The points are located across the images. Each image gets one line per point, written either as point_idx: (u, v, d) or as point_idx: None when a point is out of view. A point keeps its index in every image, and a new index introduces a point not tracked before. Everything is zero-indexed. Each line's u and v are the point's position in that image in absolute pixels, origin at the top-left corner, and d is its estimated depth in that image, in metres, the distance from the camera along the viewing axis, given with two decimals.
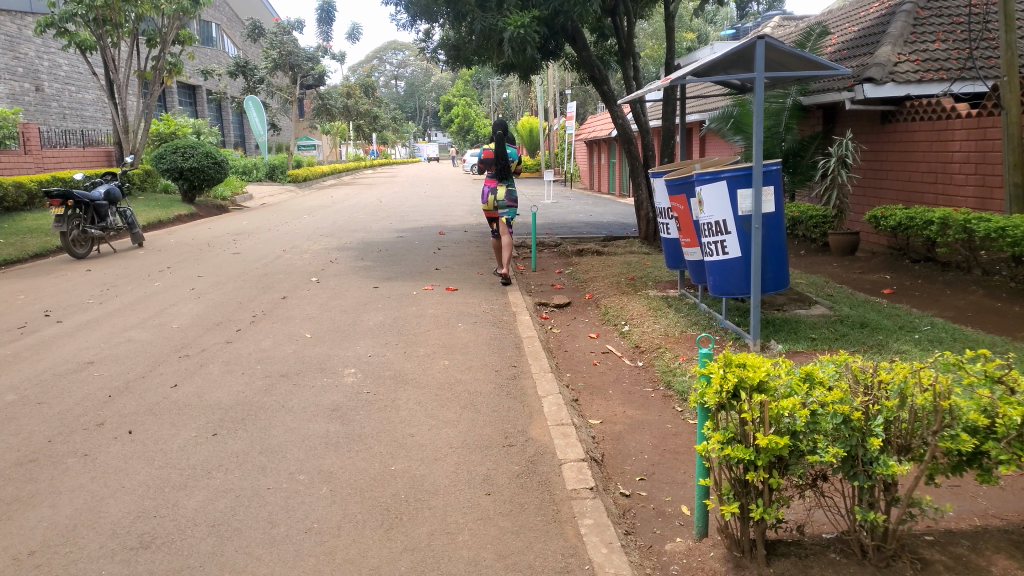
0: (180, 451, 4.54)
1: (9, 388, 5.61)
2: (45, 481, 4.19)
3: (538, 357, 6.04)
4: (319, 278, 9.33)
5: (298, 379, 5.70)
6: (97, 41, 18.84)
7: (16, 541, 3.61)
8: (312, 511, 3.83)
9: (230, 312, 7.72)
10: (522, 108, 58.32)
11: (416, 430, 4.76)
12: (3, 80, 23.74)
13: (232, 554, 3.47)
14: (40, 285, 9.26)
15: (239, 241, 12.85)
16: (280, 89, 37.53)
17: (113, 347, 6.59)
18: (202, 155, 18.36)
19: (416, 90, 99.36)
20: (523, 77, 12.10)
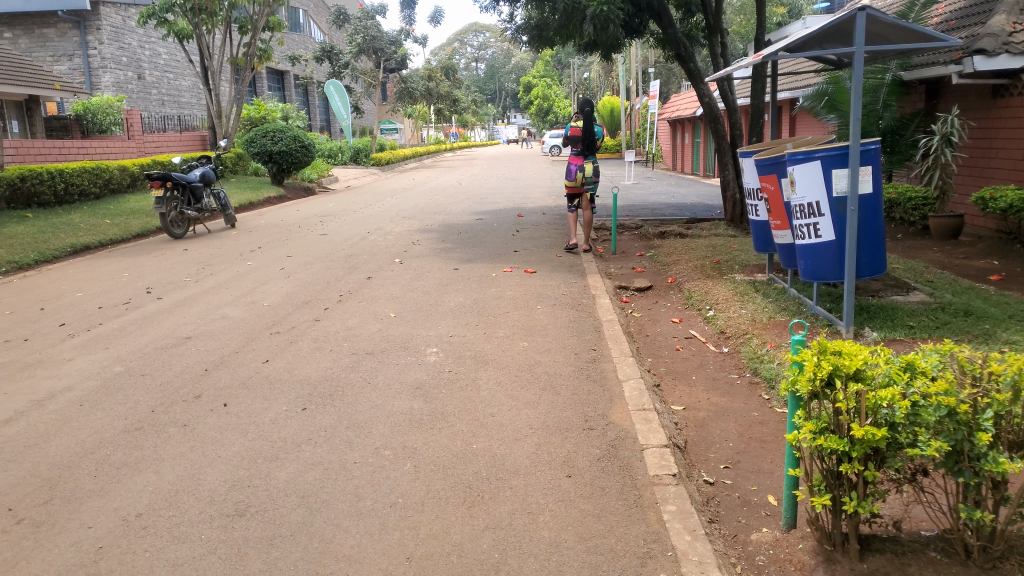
0: (272, 423, 4.72)
1: (116, 360, 5.94)
2: (149, 448, 4.42)
3: (618, 341, 5.97)
4: (402, 259, 9.48)
5: (383, 357, 5.83)
6: (193, 30, 19.54)
7: (125, 504, 3.83)
8: (396, 486, 3.92)
9: (318, 292, 7.94)
10: (603, 87, 57.60)
11: (497, 410, 4.79)
12: (108, 69, 25.00)
13: (321, 524, 3.59)
14: (142, 264, 9.74)
15: (326, 223, 13.20)
16: (364, 73, 38.22)
17: (209, 323, 6.88)
18: (291, 139, 18.88)
19: (497, 72, 99.48)
20: (606, 55, 11.91)
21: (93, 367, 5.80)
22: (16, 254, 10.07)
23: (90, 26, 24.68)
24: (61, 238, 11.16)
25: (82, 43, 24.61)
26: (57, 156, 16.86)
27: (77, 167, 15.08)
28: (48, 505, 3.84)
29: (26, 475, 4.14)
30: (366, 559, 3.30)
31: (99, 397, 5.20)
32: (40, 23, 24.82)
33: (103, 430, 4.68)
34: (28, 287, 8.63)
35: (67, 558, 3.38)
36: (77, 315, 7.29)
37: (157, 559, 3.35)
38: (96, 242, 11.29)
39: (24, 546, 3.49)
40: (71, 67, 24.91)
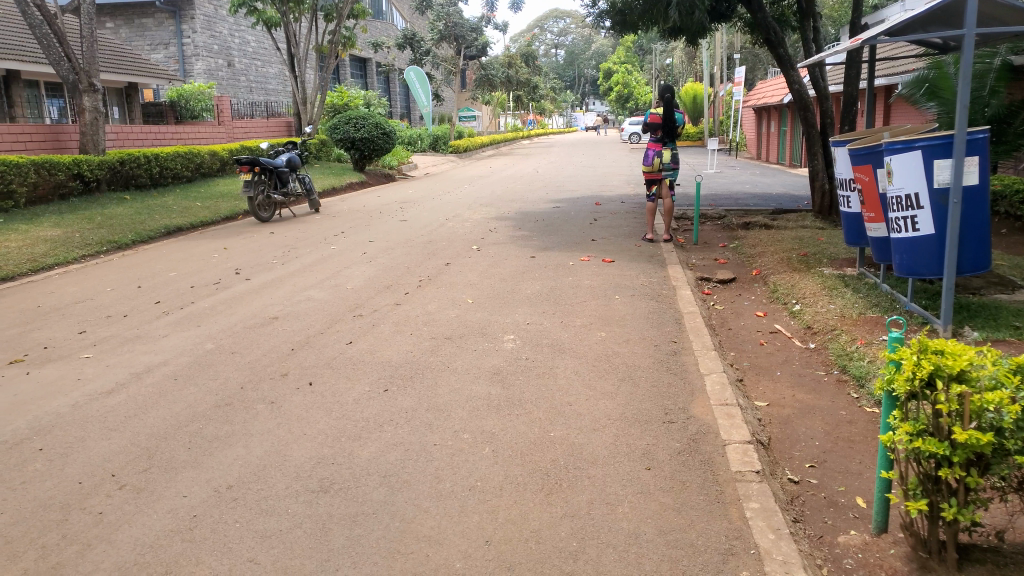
0: (355, 404, 4.83)
1: (208, 338, 6.19)
2: (239, 423, 4.60)
3: (700, 333, 5.86)
4: (480, 246, 9.54)
5: (461, 342, 5.88)
6: (281, 18, 20.07)
7: (216, 475, 3.99)
8: (476, 469, 3.96)
9: (398, 276, 8.07)
10: (685, 74, 56.47)
11: (575, 399, 4.77)
12: (201, 57, 25.97)
13: (402, 504, 3.66)
14: (231, 246, 10.11)
15: (406, 209, 13.41)
16: (444, 60, 38.56)
17: (295, 304, 7.10)
18: (373, 126, 19.23)
19: (576, 58, 98.76)
20: (691, 41, 11.65)
21: (186, 344, 6.05)
22: (115, 234, 10.60)
23: (185, 15, 25.68)
24: (156, 220, 11.69)
25: (177, 32, 25.65)
26: (153, 141, 17.64)
27: (171, 152, 15.76)
28: (147, 473, 4.04)
29: (127, 444, 4.36)
30: (446, 541, 3.35)
31: (193, 373, 5.43)
32: (140, 13, 26.07)
33: (197, 405, 4.89)
34: (127, 265, 9.10)
35: (164, 524, 3.55)
36: (171, 294, 7.62)
37: (246, 530, 3.48)
38: (188, 224, 11.76)
39: (126, 510, 3.68)
40: (167, 56, 26.00)
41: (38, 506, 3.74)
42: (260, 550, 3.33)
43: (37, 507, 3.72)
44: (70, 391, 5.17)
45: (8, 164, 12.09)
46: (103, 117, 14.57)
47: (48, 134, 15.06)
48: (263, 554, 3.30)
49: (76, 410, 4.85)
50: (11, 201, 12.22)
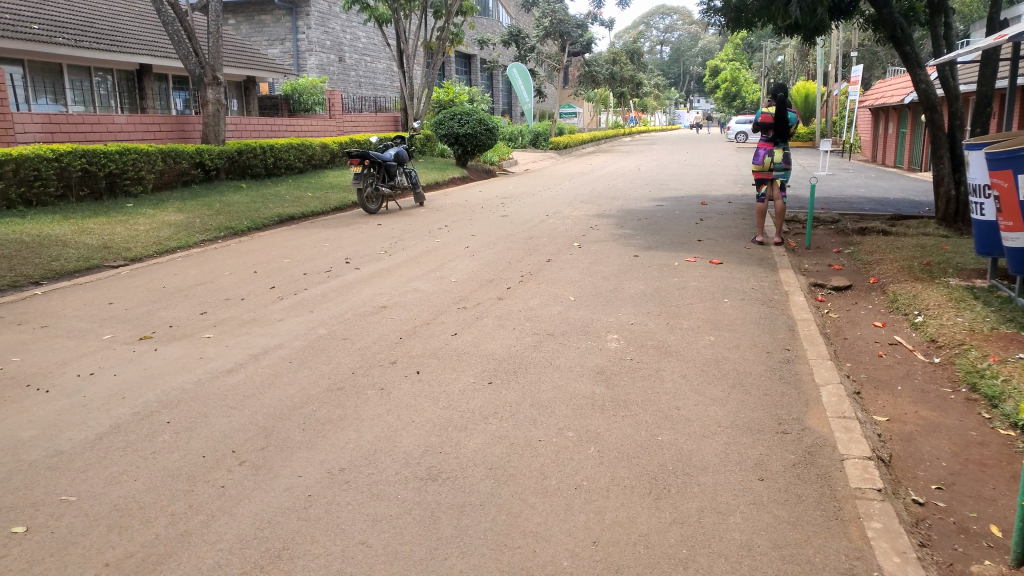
0: (461, 394, 4.89)
1: (320, 323, 6.42)
2: (350, 407, 4.74)
3: (814, 342, 5.64)
4: (581, 243, 9.50)
5: (564, 339, 5.86)
6: (393, 15, 20.61)
7: (330, 457, 4.13)
8: (581, 468, 3.93)
9: (500, 271, 8.13)
10: (797, 72, 54.43)
11: (683, 403, 4.67)
12: (314, 52, 26.97)
13: (508, 497, 3.68)
14: (341, 235, 10.45)
15: (508, 204, 13.49)
16: (548, 57, 38.62)
17: (402, 294, 7.26)
18: (477, 122, 19.45)
19: (681, 55, 96.85)
20: (810, 37, 11.24)
21: (300, 328, 6.29)
22: (232, 220, 11.14)
23: (302, 12, 26.74)
24: (269, 208, 12.21)
25: (293, 28, 26.75)
26: (268, 133, 18.43)
27: (285, 143, 16.45)
28: (264, 451, 4.22)
29: (246, 422, 4.57)
30: (553, 538, 3.34)
31: (307, 356, 5.64)
32: (259, 10, 27.30)
33: (310, 387, 5.07)
34: (243, 251, 9.54)
35: (281, 501, 3.70)
36: (285, 279, 7.94)
37: (358, 512, 3.58)
38: (299, 213, 12.23)
39: (246, 485, 3.85)
40: (283, 51, 27.17)
41: (167, 475, 3.96)
42: (371, 533, 3.41)
43: (166, 476, 3.95)
44: (194, 368, 5.47)
45: (139, 153, 12.92)
46: (224, 109, 15.34)
47: (175, 125, 15.98)
48: (374, 538, 3.38)
49: (199, 386, 5.12)
50: (141, 187, 13.05)
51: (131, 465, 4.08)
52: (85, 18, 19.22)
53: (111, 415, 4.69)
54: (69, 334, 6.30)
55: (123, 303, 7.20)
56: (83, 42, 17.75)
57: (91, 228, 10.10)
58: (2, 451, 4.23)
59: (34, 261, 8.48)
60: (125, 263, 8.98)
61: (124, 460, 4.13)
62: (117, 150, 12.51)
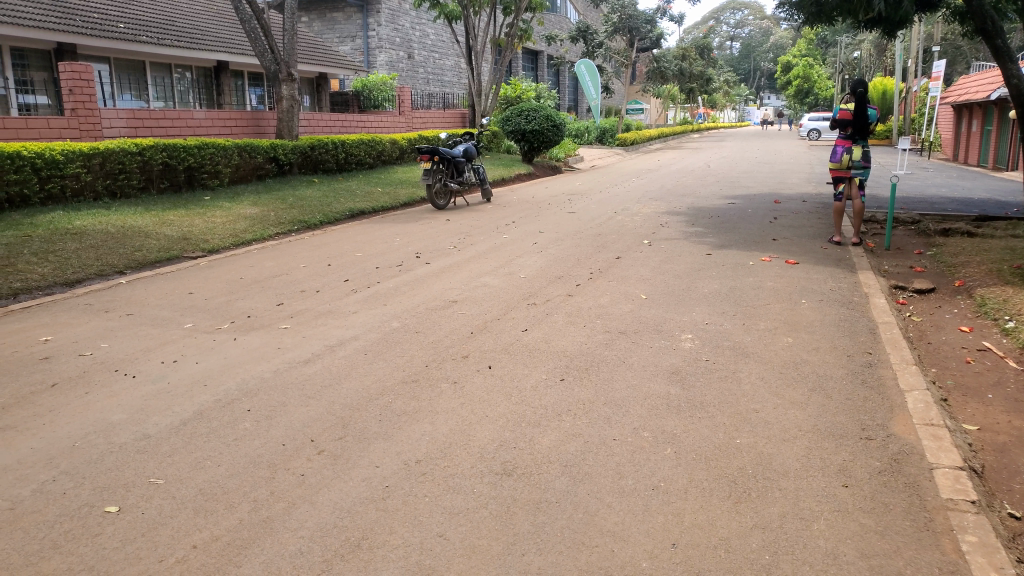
0: (534, 390, 4.90)
1: (393, 316, 6.52)
2: (425, 400, 4.80)
3: (898, 346, 5.45)
4: (651, 241, 9.40)
5: (637, 338, 5.81)
6: (462, 12, 20.78)
7: (406, 448, 4.19)
8: (658, 469, 3.89)
9: (570, 268, 8.11)
10: (875, 67, 52.62)
11: (761, 406, 4.58)
12: (384, 49, 27.39)
13: (584, 496, 3.67)
14: (410, 231, 10.58)
15: (575, 201, 13.44)
16: (616, 52, 38.27)
17: (472, 289, 7.31)
18: (543, 119, 19.43)
19: (752, 50, 94.66)
20: (893, 31, 10.87)
21: (374, 321, 6.40)
22: (305, 214, 11.39)
23: (372, 10, 27.18)
24: (341, 203, 12.44)
25: (364, 25, 27.21)
26: (339, 129, 18.79)
27: (356, 139, 16.76)
28: (343, 440, 4.31)
29: (324, 412, 4.67)
30: (631, 538, 3.32)
31: (380, 348, 5.73)
32: (331, 8, 27.85)
33: (385, 379, 5.16)
34: (317, 244, 9.75)
35: (360, 491, 3.77)
36: (358, 273, 8.09)
37: (436, 505, 3.63)
38: (369, 208, 12.44)
39: (326, 474, 3.94)
40: (354, 48, 27.68)
41: (249, 462, 4.09)
42: (449, 527, 3.45)
43: (249, 463, 4.07)
44: (273, 357, 5.62)
45: (216, 147, 13.33)
46: (297, 105, 15.69)
47: (251, 120, 16.44)
48: (452, 530, 3.42)
49: (278, 375, 5.27)
50: (217, 180, 13.47)
51: (215, 450, 4.21)
52: (167, 17, 19.94)
53: (195, 402, 4.86)
54: (154, 323, 6.55)
55: (204, 293, 7.44)
56: (166, 40, 18.43)
57: (171, 220, 10.47)
58: (95, 433, 4.42)
59: (118, 251, 8.83)
60: (204, 254, 9.29)
61: (209, 446, 4.27)
62: (196, 145, 12.93)
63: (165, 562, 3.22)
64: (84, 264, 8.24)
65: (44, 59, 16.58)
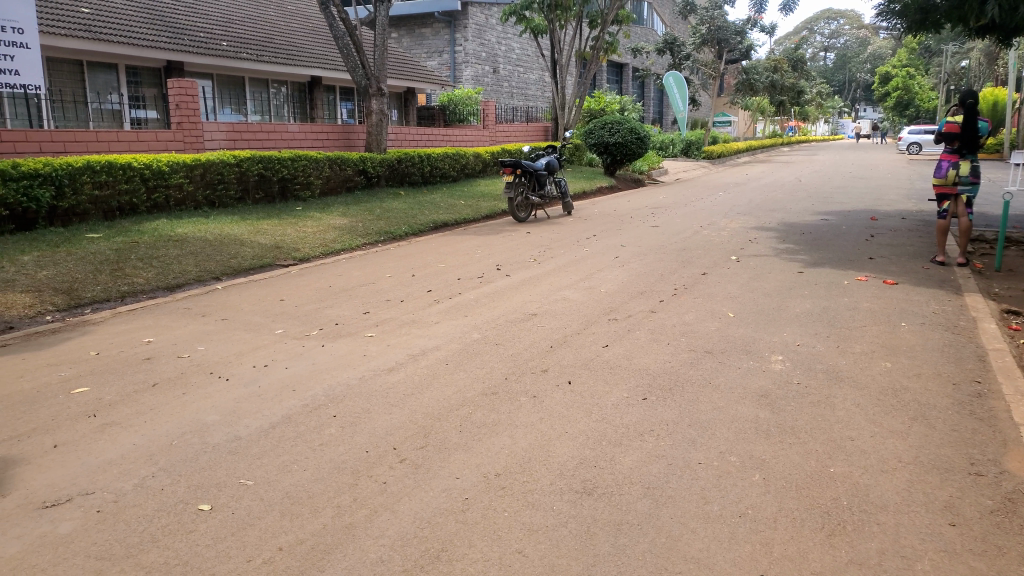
0: (616, 408, 4.80)
1: (474, 328, 6.53)
2: (504, 413, 4.77)
3: (1011, 376, 5.08)
4: (739, 257, 9.14)
5: (724, 358, 5.63)
6: (548, 25, 20.91)
7: (486, 461, 4.16)
8: (745, 496, 3.73)
9: (653, 283, 7.96)
10: (984, 77, 49.90)
11: (858, 434, 4.34)
12: (470, 64, 27.82)
13: (668, 519, 3.55)
14: (492, 243, 10.63)
15: (658, 215, 13.25)
16: (705, 64, 37.67)
17: (552, 303, 7.25)
18: (627, 131, 19.28)
19: (848, 61, 91.48)
20: (1007, 38, 10.24)
21: (455, 332, 6.42)
22: (391, 225, 11.62)
23: (459, 25, 27.67)
24: (425, 215, 12.64)
25: (451, 41, 27.73)
26: (425, 142, 19.13)
27: (441, 152, 17.04)
28: (424, 450, 4.32)
29: (406, 421, 4.70)
30: (717, 566, 3.19)
31: (461, 360, 5.74)
32: (420, 24, 28.49)
33: (465, 390, 5.15)
34: (401, 255, 9.91)
35: (440, 503, 3.76)
36: (440, 284, 8.17)
37: (515, 520, 3.58)
38: (454, 220, 12.60)
39: (407, 483, 3.95)
40: (440, 63, 28.24)
41: (334, 467, 4.14)
42: (528, 543, 3.39)
43: (333, 468, 4.13)
44: (357, 365, 5.71)
45: (309, 159, 13.77)
46: (386, 119, 16.04)
47: (341, 134, 16.94)
48: (531, 548, 3.36)
49: (362, 383, 5.35)
50: (309, 191, 13.90)
51: (301, 455, 4.30)
52: (265, 34, 20.80)
53: (283, 406, 4.98)
54: (246, 327, 6.78)
55: (293, 301, 7.66)
56: (264, 57, 19.23)
57: (265, 229, 10.86)
58: (190, 433, 4.58)
59: (216, 258, 9.20)
60: (295, 263, 9.58)
61: (295, 450, 4.36)
62: (290, 157, 13.40)
63: (253, 563, 3.28)
64: (184, 270, 8.63)
65: (154, 75, 17.58)
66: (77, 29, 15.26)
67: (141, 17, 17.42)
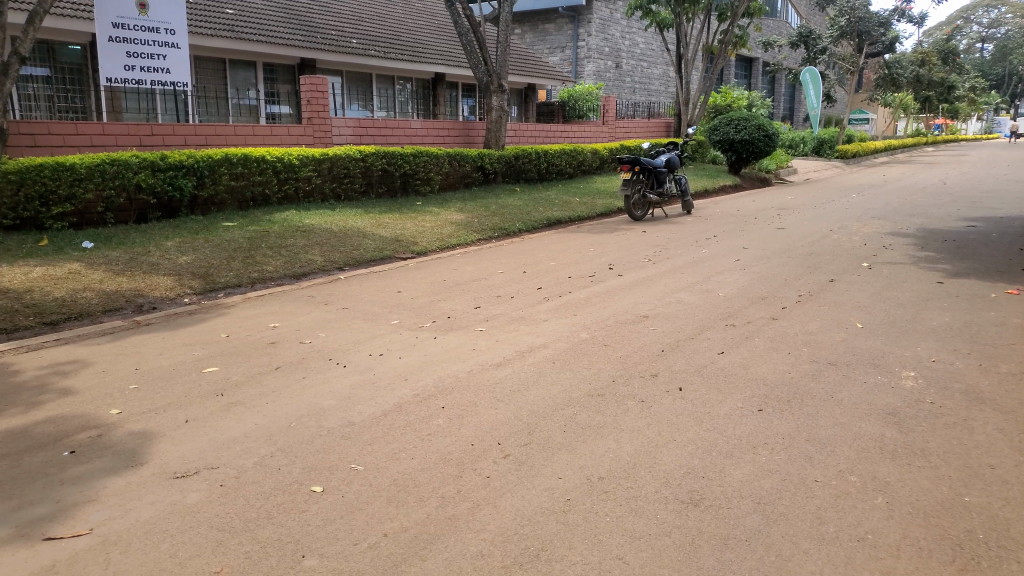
0: (728, 418, 4.63)
1: (583, 327, 6.48)
2: (610, 416, 4.69)
3: None
4: (870, 264, 8.61)
5: (849, 371, 5.31)
6: (675, 19, 20.43)
7: (590, 464, 4.11)
8: (866, 520, 3.50)
9: (775, 288, 7.62)
10: None
11: (998, 462, 3.98)
12: (592, 59, 27.62)
13: (778, 537, 3.38)
14: (607, 241, 10.51)
15: (784, 216, 12.67)
16: (842, 58, 35.72)
17: (666, 305, 7.09)
18: (754, 128, 18.58)
19: (1006, 53, 84.19)
20: None
21: (565, 330, 6.39)
22: (506, 221, 11.72)
23: (583, 20, 27.52)
24: (540, 212, 12.66)
25: (574, 36, 27.66)
26: (544, 138, 19.18)
27: (558, 149, 17.05)
28: (528, 447, 4.32)
29: (511, 417, 4.71)
30: None
31: (570, 359, 5.71)
32: (544, 19, 28.60)
33: (572, 390, 5.11)
34: (514, 251, 9.97)
35: (542, 502, 3.74)
36: (552, 281, 8.16)
37: (617, 526, 3.51)
38: (568, 217, 12.56)
39: (510, 480, 3.97)
40: (562, 58, 28.24)
41: (440, 458, 4.21)
42: (629, 550, 3.32)
43: (439, 459, 4.20)
44: (467, 359, 5.79)
45: (430, 155, 14.10)
46: (506, 116, 16.17)
47: (461, 130, 17.26)
48: (632, 555, 3.29)
49: (471, 376, 5.42)
50: (429, 186, 14.23)
51: (409, 444, 4.40)
52: (393, 31, 21.47)
53: (395, 395, 5.11)
54: (364, 317, 7.03)
55: (409, 293, 7.87)
56: (391, 54, 19.83)
57: (386, 222, 11.20)
58: (307, 416, 4.79)
59: (340, 248, 9.60)
60: (412, 256, 9.83)
61: (404, 439, 4.47)
62: (412, 152, 13.78)
63: (359, 546, 3.38)
64: (309, 259, 9.03)
65: (289, 72, 18.52)
66: (222, 29, 16.28)
67: (279, 16, 18.40)
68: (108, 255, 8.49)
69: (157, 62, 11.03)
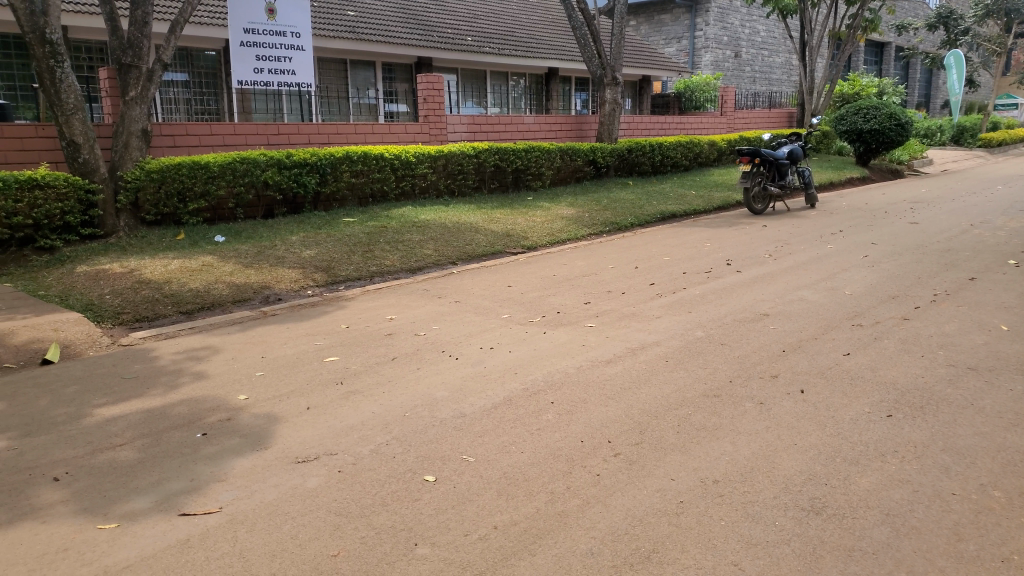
0: (854, 423, 4.36)
1: (698, 325, 6.29)
2: (726, 418, 4.52)
3: None
4: (1018, 261, 7.91)
5: (992, 377, 4.89)
6: (799, 5, 19.56)
7: (704, 466, 3.97)
8: (1012, 539, 3.20)
9: (907, 287, 7.14)
10: None
11: None
12: (710, 48, 26.83)
13: (910, 553, 3.15)
14: (723, 236, 10.18)
15: (918, 210, 11.86)
16: (988, 39, 33.02)
17: (787, 303, 6.78)
18: (885, 117, 17.59)
19: None
20: None
21: (679, 328, 6.22)
22: (618, 216, 11.56)
23: (701, 9, 26.80)
24: (654, 206, 12.40)
25: (691, 26, 27.02)
26: (658, 130, 18.80)
27: (673, 141, 16.69)
28: (639, 447, 4.22)
29: (622, 415, 4.63)
30: None
31: (683, 357, 5.55)
32: (660, 10, 28.05)
33: (686, 390, 4.97)
34: (627, 246, 9.83)
35: (653, 502, 3.65)
36: (666, 277, 7.97)
37: (732, 531, 3.38)
38: (683, 211, 12.24)
39: (620, 479, 3.89)
40: (679, 49, 27.67)
41: (550, 454, 4.19)
42: (745, 556, 3.19)
43: (549, 455, 4.18)
44: (578, 354, 5.74)
45: (541, 150, 14.12)
46: (619, 109, 15.95)
47: (574, 125, 17.20)
48: (748, 562, 3.15)
49: (581, 372, 5.36)
50: (541, 181, 14.27)
51: (519, 437, 4.40)
52: (508, 28, 21.62)
53: (505, 389, 5.13)
54: (476, 311, 7.11)
55: (521, 287, 7.90)
56: (505, 50, 19.96)
57: (499, 218, 11.29)
58: (420, 406, 4.89)
59: (453, 243, 9.76)
60: (523, 251, 9.87)
61: (514, 432, 4.48)
62: (524, 148, 13.84)
63: (469, 537, 3.41)
64: (424, 254, 9.23)
65: (407, 71, 19.02)
66: (343, 30, 16.91)
67: (398, 16, 18.92)
68: (238, 249, 8.99)
69: (284, 64, 11.58)
